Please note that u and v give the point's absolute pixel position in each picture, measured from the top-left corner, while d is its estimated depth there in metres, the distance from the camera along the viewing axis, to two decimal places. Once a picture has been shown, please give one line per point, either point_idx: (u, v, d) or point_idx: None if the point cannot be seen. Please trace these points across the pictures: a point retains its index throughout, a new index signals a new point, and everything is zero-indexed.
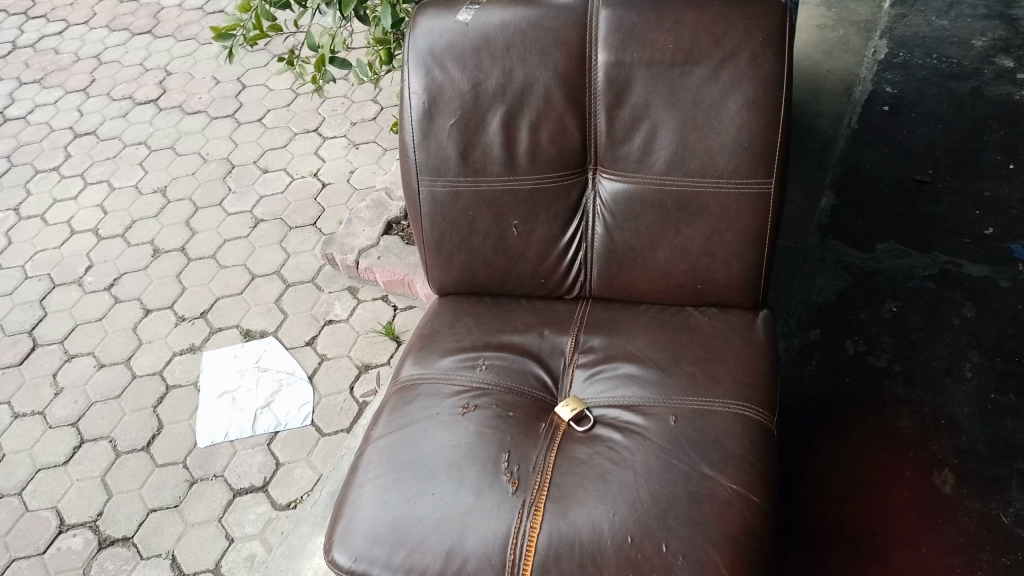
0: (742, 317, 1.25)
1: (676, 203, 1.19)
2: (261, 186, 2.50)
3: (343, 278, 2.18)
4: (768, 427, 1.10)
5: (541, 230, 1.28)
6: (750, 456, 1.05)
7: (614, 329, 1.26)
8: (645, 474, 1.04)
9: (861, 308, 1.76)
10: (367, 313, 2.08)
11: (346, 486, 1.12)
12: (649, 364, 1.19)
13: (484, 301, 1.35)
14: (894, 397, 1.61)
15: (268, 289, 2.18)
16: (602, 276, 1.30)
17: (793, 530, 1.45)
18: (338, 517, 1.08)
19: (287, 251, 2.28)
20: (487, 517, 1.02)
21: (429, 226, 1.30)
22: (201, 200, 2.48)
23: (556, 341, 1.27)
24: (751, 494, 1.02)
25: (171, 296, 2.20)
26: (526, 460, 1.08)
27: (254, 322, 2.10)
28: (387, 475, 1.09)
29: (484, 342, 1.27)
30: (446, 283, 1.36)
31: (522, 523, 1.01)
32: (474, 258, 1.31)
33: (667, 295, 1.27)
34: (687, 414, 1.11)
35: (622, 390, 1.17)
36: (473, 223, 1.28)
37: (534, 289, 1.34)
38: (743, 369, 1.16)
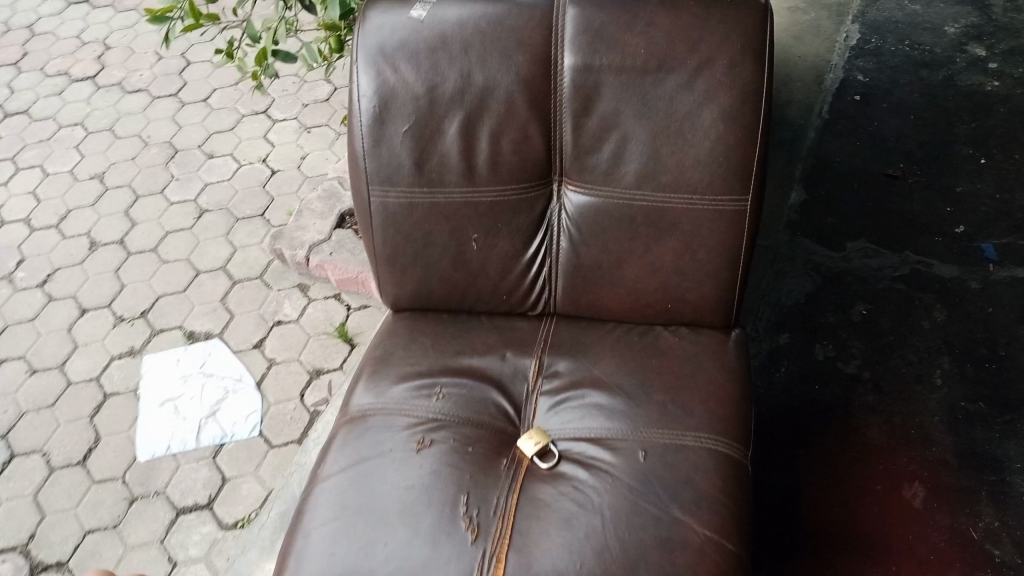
0: (713, 338, 1.17)
1: (647, 219, 1.11)
2: (205, 173, 2.35)
3: (294, 275, 2.07)
4: (742, 463, 1.03)
5: (503, 244, 1.18)
6: (722, 498, 0.98)
7: (580, 351, 1.18)
8: (614, 520, 0.97)
9: (830, 310, 1.69)
10: (319, 314, 1.97)
11: (291, 531, 1.03)
12: (618, 393, 1.11)
13: (441, 319, 1.26)
14: (864, 405, 1.54)
15: (212, 286, 2.06)
16: (568, 292, 1.21)
17: (763, 546, 1.38)
18: (283, 567, 0.99)
19: (233, 245, 2.15)
20: (444, 569, 0.94)
21: (381, 240, 1.19)
22: (141, 187, 2.34)
23: (518, 364, 1.18)
24: (724, 540, 0.95)
25: (110, 294, 2.08)
26: (485, 504, 1.00)
27: (197, 323, 1.99)
28: (336, 521, 1.00)
29: (440, 368, 1.18)
30: (401, 299, 1.26)
31: None
32: (431, 273, 1.21)
33: (637, 313, 1.19)
34: (657, 448, 1.03)
35: (589, 421, 1.09)
36: (429, 237, 1.18)
37: (494, 306, 1.25)
38: (716, 398, 1.08)
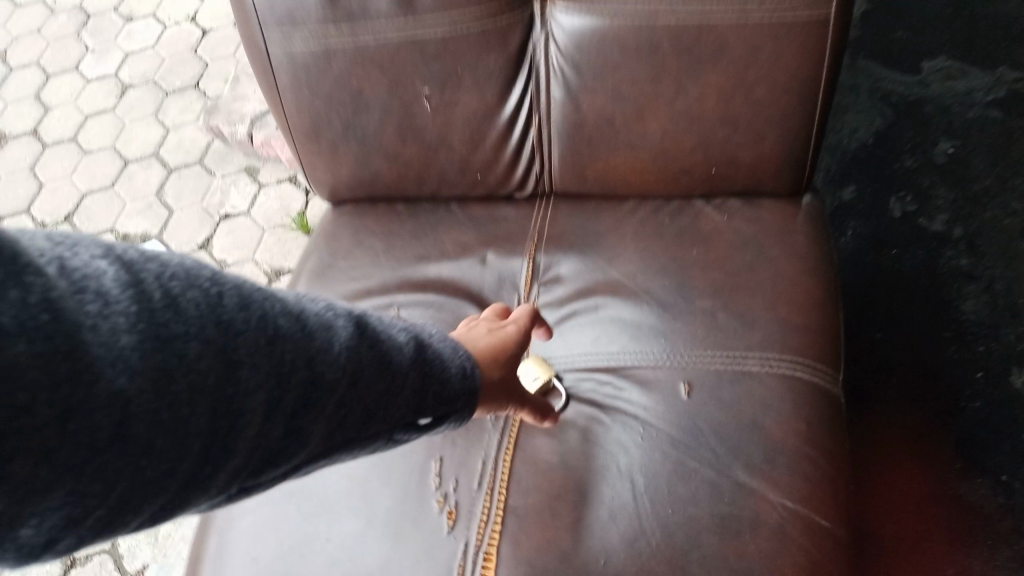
0: (778, 212, 0.83)
1: (677, 46, 0.74)
2: (125, 41, 1.93)
3: (239, 156, 1.71)
4: (832, 395, 0.73)
5: (467, 101, 0.82)
6: (809, 451, 0.69)
7: (590, 245, 0.86)
8: (651, 489, 0.69)
9: (907, 151, 1.33)
10: (273, 202, 1.64)
11: (210, 517, 0.79)
12: (645, 302, 0.80)
13: (398, 211, 0.93)
14: (956, 271, 1.20)
15: (145, 177, 1.72)
16: (567, 161, 0.86)
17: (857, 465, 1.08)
18: (199, 567, 0.76)
19: (165, 125, 1.78)
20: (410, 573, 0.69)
21: (295, 107, 0.84)
22: (52, 64, 1.93)
23: (504, 269, 0.86)
24: (814, 517, 0.66)
25: (26, 197, 1.74)
26: (466, 472, 0.74)
27: (132, 225, 1.66)
28: (264, 509, 0.75)
29: (398, 282, 0.86)
30: (341, 188, 0.93)
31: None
32: (372, 149, 0.86)
33: (666, 184, 0.85)
34: (706, 378, 0.73)
35: (608, 344, 0.78)
36: (360, 98, 0.82)
37: (467, 189, 0.91)
38: (787, 301, 0.77)
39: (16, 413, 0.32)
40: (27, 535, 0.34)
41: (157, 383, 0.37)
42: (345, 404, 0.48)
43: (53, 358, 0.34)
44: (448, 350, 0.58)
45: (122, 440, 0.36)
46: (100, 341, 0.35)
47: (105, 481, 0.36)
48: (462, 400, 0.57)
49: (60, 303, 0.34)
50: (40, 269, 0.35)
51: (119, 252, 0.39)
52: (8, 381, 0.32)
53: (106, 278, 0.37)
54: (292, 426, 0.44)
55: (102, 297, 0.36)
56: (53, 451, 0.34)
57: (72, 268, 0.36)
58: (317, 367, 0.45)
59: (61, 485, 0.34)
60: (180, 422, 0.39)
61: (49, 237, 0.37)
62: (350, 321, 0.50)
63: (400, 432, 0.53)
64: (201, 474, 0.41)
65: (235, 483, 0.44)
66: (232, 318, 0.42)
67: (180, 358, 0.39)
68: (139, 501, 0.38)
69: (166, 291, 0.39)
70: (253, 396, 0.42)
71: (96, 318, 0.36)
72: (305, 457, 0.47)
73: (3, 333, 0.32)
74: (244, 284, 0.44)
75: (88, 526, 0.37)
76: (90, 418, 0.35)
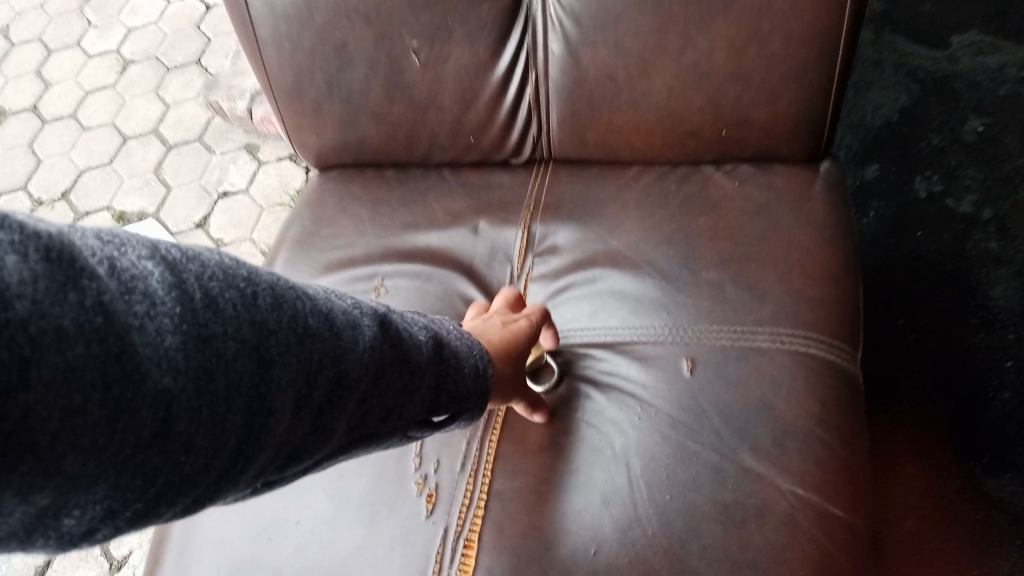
0: (792, 178, 0.77)
1: None
2: (128, 16, 1.89)
3: (239, 133, 1.67)
4: (849, 375, 0.67)
5: (458, 55, 0.76)
6: (822, 435, 0.63)
7: (589, 213, 0.80)
8: (648, 473, 0.63)
9: (934, 130, 1.24)
10: (272, 179, 1.60)
11: None
12: (647, 274, 0.74)
13: (387, 177, 0.87)
14: (984, 254, 1.12)
15: (144, 154, 1.68)
16: (566, 123, 0.80)
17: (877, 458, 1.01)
18: (164, 551, 0.71)
19: (166, 101, 1.74)
20: (386, 562, 0.63)
21: (276, 62, 0.79)
22: (54, 40, 1.89)
23: (497, 239, 0.81)
24: (827, 506, 0.60)
25: (24, 173, 1.70)
26: (449, 453, 0.68)
27: (129, 203, 1.61)
28: None
29: (382, 251, 0.81)
30: (327, 152, 0.88)
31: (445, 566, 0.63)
32: (359, 109, 0.81)
33: (673, 148, 0.79)
34: (710, 354, 0.67)
35: (606, 319, 0.73)
36: (344, 52, 0.76)
37: (460, 154, 0.85)
38: (800, 273, 0.70)
39: (70, 414, 0.32)
40: (68, 525, 0.35)
41: (197, 383, 0.37)
42: (366, 401, 0.47)
43: (107, 360, 0.32)
44: (464, 349, 0.57)
45: (164, 437, 0.36)
46: (147, 342, 0.34)
47: (145, 477, 0.36)
48: (473, 399, 0.56)
49: (113, 306, 0.33)
50: (92, 269, 0.33)
51: (161, 250, 0.37)
52: (66, 383, 0.31)
53: (152, 279, 0.36)
54: (317, 424, 0.44)
55: (150, 298, 0.35)
56: (101, 449, 0.33)
57: (121, 267, 0.35)
58: (343, 366, 0.45)
59: (105, 480, 0.34)
60: (217, 420, 0.38)
61: (95, 233, 0.35)
62: (374, 319, 0.49)
63: (414, 429, 0.53)
64: (234, 470, 0.40)
65: (260, 477, 0.43)
66: (265, 317, 0.41)
67: (219, 359, 0.38)
68: (174, 494, 0.38)
69: (206, 291, 0.38)
70: (285, 392, 0.41)
71: (144, 319, 0.34)
72: (328, 452, 0.47)
73: (63, 336, 0.31)
74: (275, 283, 0.43)
75: (126, 516, 0.37)
76: (137, 417, 0.34)
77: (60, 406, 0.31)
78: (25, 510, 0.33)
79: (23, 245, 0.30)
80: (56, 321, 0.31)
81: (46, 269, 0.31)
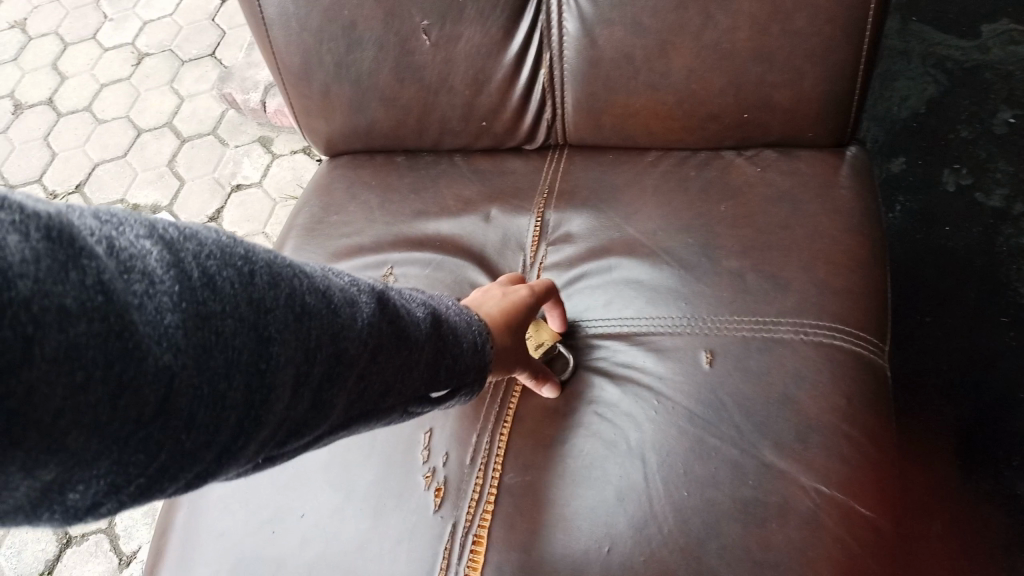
0: (817, 164, 0.74)
1: None
2: (143, 9, 1.89)
3: (253, 126, 1.66)
4: (877, 368, 0.64)
5: (471, 35, 0.74)
6: (848, 431, 0.59)
7: (605, 200, 0.77)
8: (664, 467, 0.60)
9: (963, 121, 1.19)
10: (286, 172, 1.58)
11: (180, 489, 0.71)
12: (664, 262, 0.71)
13: (397, 163, 0.85)
14: (1017, 250, 1.08)
15: (157, 147, 1.67)
16: (581, 106, 0.77)
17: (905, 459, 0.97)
18: (166, 544, 0.68)
19: (180, 94, 1.73)
20: (394, 556, 0.61)
21: (284, 42, 0.76)
22: (70, 33, 1.89)
23: (510, 227, 0.78)
24: (854, 505, 0.57)
25: (39, 166, 1.70)
26: (459, 445, 0.65)
27: (142, 196, 1.60)
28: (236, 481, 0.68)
29: (393, 239, 0.79)
30: (336, 137, 0.86)
31: (454, 562, 0.60)
32: (368, 92, 0.79)
33: (692, 133, 0.76)
34: (729, 346, 0.64)
35: (620, 309, 0.70)
36: (353, 32, 0.74)
37: (472, 139, 0.83)
38: (826, 261, 0.67)
39: (72, 392, 0.29)
40: (73, 499, 0.33)
41: (198, 360, 0.34)
42: (365, 379, 0.45)
43: (108, 339, 0.30)
44: (463, 324, 0.55)
45: (165, 414, 0.33)
46: (147, 320, 0.32)
47: (147, 452, 0.34)
48: (473, 376, 0.54)
49: (112, 285, 0.31)
50: (91, 249, 0.31)
51: (158, 229, 0.35)
52: (68, 362, 0.29)
53: (151, 258, 0.33)
54: (317, 401, 0.42)
55: (148, 277, 0.33)
56: (102, 425, 0.31)
57: (120, 247, 0.32)
58: (341, 343, 0.42)
59: (106, 455, 0.32)
60: (218, 398, 0.36)
61: (90, 211, 0.33)
62: (373, 297, 0.47)
63: (414, 406, 0.51)
64: (233, 448, 0.38)
65: (261, 452, 0.41)
66: (264, 296, 0.38)
67: (220, 336, 0.35)
68: (175, 470, 0.36)
69: (205, 270, 0.36)
70: (284, 369, 0.39)
71: (144, 297, 0.32)
72: (328, 428, 0.44)
73: (65, 314, 0.29)
74: (271, 260, 0.41)
75: (128, 492, 0.35)
76: (139, 396, 0.32)
77: (63, 383, 0.29)
78: (30, 485, 0.30)
79: (24, 226, 0.29)
80: (59, 299, 0.29)
81: (47, 248, 0.29)
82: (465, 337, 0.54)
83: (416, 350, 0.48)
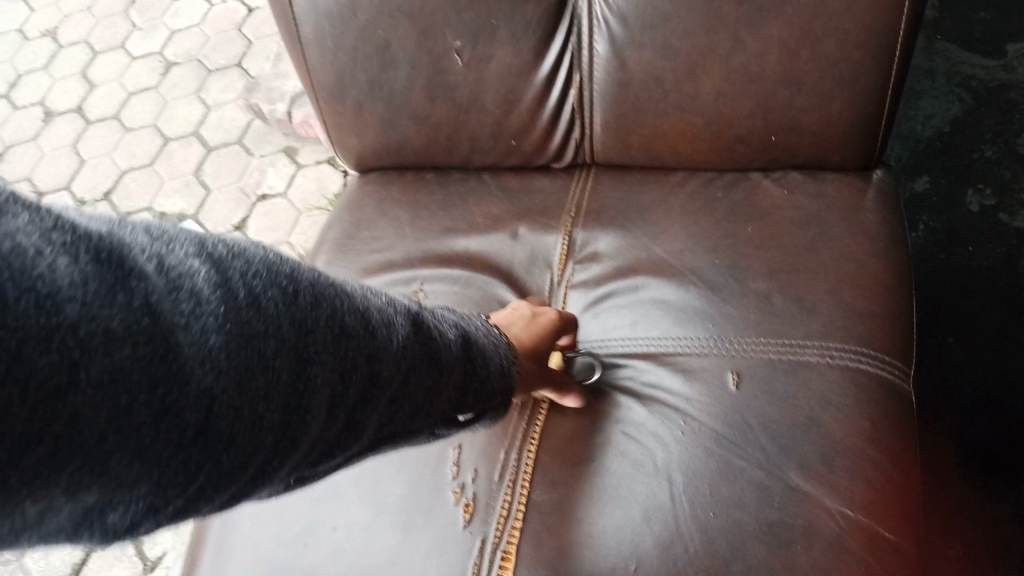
0: (844, 187, 0.75)
1: None
2: (171, 18, 1.92)
3: (278, 136, 1.68)
4: (901, 392, 0.64)
5: (502, 55, 0.75)
6: (873, 454, 0.60)
7: (632, 220, 0.78)
8: (688, 487, 0.61)
9: (988, 140, 1.18)
10: (310, 183, 1.60)
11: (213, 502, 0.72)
12: (691, 282, 0.71)
13: (427, 180, 0.86)
14: None
15: (184, 156, 1.69)
16: (610, 127, 0.78)
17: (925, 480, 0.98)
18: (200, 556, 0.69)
19: (206, 104, 1.75)
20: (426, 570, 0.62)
21: (318, 60, 0.78)
22: (99, 42, 1.92)
23: (537, 245, 0.79)
24: (876, 529, 0.57)
25: (67, 173, 1.72)
26: (487, 461, 0.66)
27: (168, 204, 1.63)
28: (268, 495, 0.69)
29: (423, 255, 0.80)
30: (367, 154, 0.87)
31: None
32: (400, 109, 0.80)
33: (720, 154, 0.77)
34: (757, 367, 0.65)
35: (647, 328, 0.71)
36: (387, 51, 0.76)
37: (501, 157, 0.84)
38: (852, 284, 0.68)
39: (117, 414, 0.31)
40: (112, 521, 0.34)
41: (239, 381, 0.35)
42: (396, 399, 0.46)
43: (152, 362, 0.31)
44: (491, 346, 0.56)
45: (205, 436, 0.35)
46: (191, 342, 0.33)
47: (188, 473, 0.35)
48: (500, 398, 0.56)
49: (158, 306, 0.32)
50: (140, 270, 0.32)
51: (208, 246, 0.36)
52: (113, 385, 0.30)
53: (200, 277, 0.34)
54: (350, 422, 0.43)
55: (195, 296, 0.34)
56: (146, 448, 0.32)
57: (169, 264, 0.33)
58: (377, 364, 0.43)
59: (146, 479, 0.33)
60: (256, 418, 0.37)
61: (142, 228, 0.35)
62: (409, 317, 0.48)
63: (442, 425, 0.52)
64: (272, 464, 0.39)
65: (294, 472, 0.43)
66: (306, 316, 0.39)
67: (260, 357, 0.36)
68: (213, 489, 0.37)
69: (250, 289, 0.37)
70: (320, 389, 0.40)
71: (189, 317, 0.33)
72: (358, 449, 0.46)
73: (111, 337, 0.30)
74: (315, 280, 0.42)
75: (167, 513, 0.36)
76: (180, 417, 0.33)
77: (107, 406, 0.30)
78: (73, 508, 0.31)
79: (74, 247, 0.30)
80: (105, 322, 0.30)
81: (95, 270, 0.30)
82: (491, 351, 0.55)
83: (444, 367, 0.49)
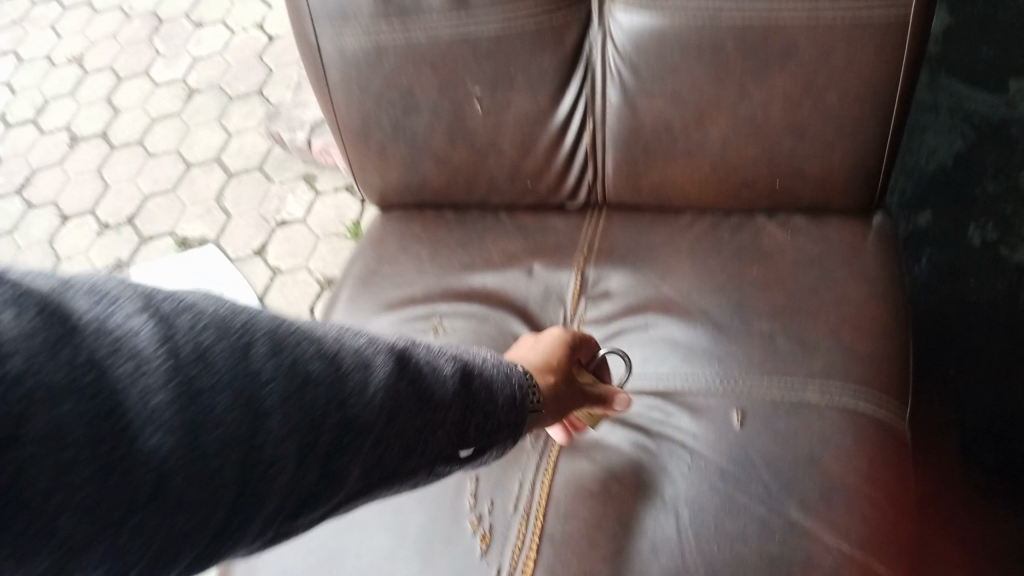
0: (846, 231, 0.78)
1: (744, 47, 0.69)
2: (194, 46, 1.97)
3: (298, 163, 1.72)
4: (898, 432, 0.67)
5: (520, 102, 0.79)
6: (872, 492, 0.63)
7: (642, 259, 0.81)
8: (694, 522, 0.63)
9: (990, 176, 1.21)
10: (329, 210, 1.64)
11: None
12: (698, 322, 0.74)
13: (445, 219, 0.90)
14: None
15: (206, 181, 1.74)
16: (622, 170, 0.82)
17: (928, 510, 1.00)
18: None
19: (227, 130, 1.80)
20: None
21: (345, 104, 0.82)
22: (124, 69, 1.97)
23: (551, 281, 0.83)
24: (875, 565, 0.60)
25: (92, 197, 1.77)
26: (502, 493, 0.70)
27: (190, 229, 1.67)
28: None
29: (442, 291, 0.83)
30: (389, 192, 0.91)
31: None
32: (421, 151, 0.84)
33: (727, 198, 0.80)
34: (760, 406, 0.68)
35: (657, 365, 0.74)
36: (410, 97, 0.80)
37: (516, 196, 0.87)
38: (853, 326, 0.71)
39: (60, 469, 0.31)
40: None
41: (191, 438, 0.35)
42: (380, 443, 0.45)
43: (94, 419, 0.32)
44: (501, 375, 0.58)
45: (161, 495, 0.34)
46: (133, 399, 0.34)
47: (143, 537, 0.34)
48: (505, 433, 0.56)
49: (100, 365, 0.33)
50: (80, 330, 0.33)
51: (154, 301, 0.37)
52: (54, 441, 0.31)
53: (140, 335, 0.35)
54: (327, 471, 0.42)
55: (136, 356, 0.34)
56: (97, 503, 0.32)
57: (109, 325, 0.34)
58: (349, 411, 0.43)
59: (99, 541, 0.33)
60: (209, 477, 0.36)
61: (89, 285, 0.36)
62: (387, 359, 0.48)
63: (440, 465, 0.52)
64: (232, 527, 0.38)
65: (265, 535, 0.41)
66: (262, 368, 0.39)
67: (211, 413, 0.36)
68: (172, 556, 0.36)
69: (198, 343, 0.37)
70: (290, 439, 0.40)
71: (129, 376, 0.34)
72: (343, 497, 0.45)
73: (53, 396, 0.31)
74: (280, 328, 0.42)
75: None
76: (128, 477, 0.33)
77: (48, 464, 0.31)
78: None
79: (20, 305, 0.32)
80: (46, 382, 0.31)
81: (29, 334, 0.31)
82: (482, 386, 0.55)
83: (423, 408, 0.49)
